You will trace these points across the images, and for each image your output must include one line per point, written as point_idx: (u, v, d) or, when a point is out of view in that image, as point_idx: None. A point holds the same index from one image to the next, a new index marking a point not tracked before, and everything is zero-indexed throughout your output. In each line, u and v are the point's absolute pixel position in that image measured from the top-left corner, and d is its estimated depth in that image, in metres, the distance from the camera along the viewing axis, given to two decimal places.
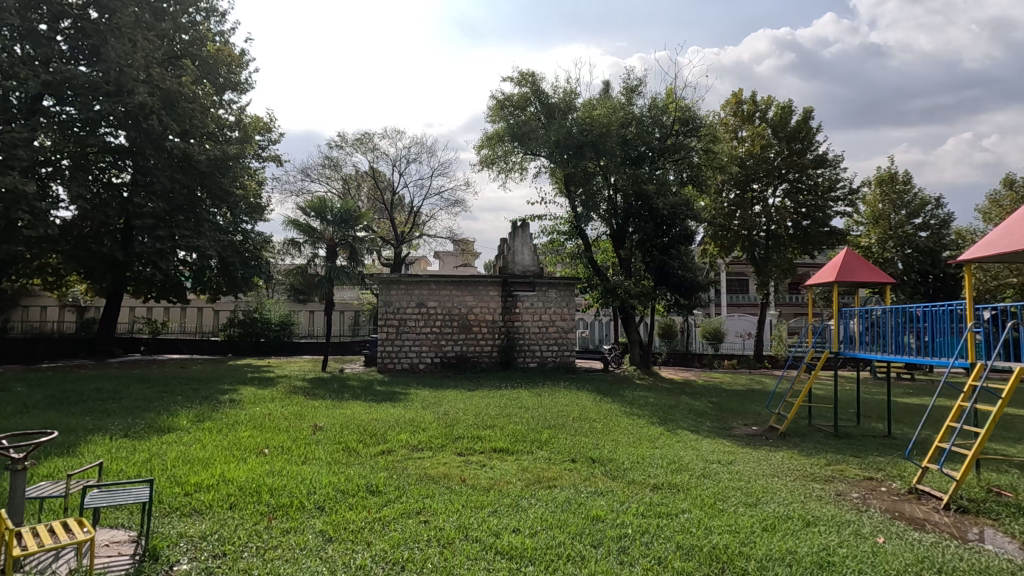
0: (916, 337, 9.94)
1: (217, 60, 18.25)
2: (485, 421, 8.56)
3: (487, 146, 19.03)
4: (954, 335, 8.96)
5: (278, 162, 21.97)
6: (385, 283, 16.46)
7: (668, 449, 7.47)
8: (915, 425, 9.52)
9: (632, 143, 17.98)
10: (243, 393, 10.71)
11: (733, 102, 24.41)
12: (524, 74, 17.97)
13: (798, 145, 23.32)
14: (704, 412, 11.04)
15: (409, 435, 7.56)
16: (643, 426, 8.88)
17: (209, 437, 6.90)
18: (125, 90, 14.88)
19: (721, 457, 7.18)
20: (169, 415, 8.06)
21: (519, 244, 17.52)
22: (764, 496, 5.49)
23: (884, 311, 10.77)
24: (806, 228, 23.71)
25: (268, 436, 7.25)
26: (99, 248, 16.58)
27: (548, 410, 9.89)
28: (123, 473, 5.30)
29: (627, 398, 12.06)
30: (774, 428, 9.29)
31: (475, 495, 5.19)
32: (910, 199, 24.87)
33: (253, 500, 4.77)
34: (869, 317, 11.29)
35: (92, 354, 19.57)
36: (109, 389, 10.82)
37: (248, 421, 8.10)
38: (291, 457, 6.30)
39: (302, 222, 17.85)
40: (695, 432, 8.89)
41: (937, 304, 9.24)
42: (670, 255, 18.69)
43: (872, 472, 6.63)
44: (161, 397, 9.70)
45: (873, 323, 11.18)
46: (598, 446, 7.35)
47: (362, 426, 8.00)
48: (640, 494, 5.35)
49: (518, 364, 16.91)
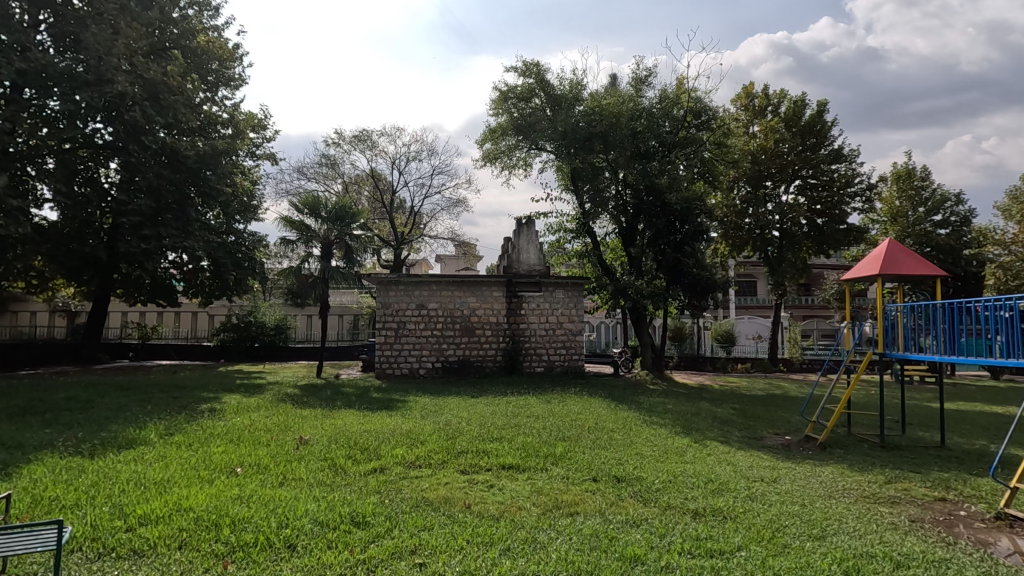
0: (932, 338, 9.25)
1: (208, 53, 17.50)
2: (490, 432, 7.64)
3: (490, 141, 18.32)
4: (977, 334, 8.31)
5: (273, 160, 21.18)
6: (384, 283, 15.58)
7: (702, 465, 6.55)
8: (969, 435, 8.58)
9: (641, 136, 17.14)
10: (227, 401, 9.86)
11: (743, 97, 23.66)
12: (528, 64, 17.19)
13: (812, 141, 22.35)
14: (728, 420, 10.14)
15: (405, 449, 6.67)
16: (667, 437, 7.96)
17: (175, 455, 6.00)
18: (105, 79, 14.03)
19: (762, 474, 6.26)
20: (137, 427, 7.19)
21: (524, 242, 16.67)
22: (829, 526, 4.58)
23: (897, 310, 10.13)
24: (821, 227, 22.83)
25: (245, 451, 6.35)
26: (80, 248, 15.75)
27: (560, 419, 8.97)
28: (58, 501, 4.40)
29: (643, 405, 11.16)
30: (812, 438, 8.39)
31: (482, 527, 4.28)
32: (928, 195, 24.02)
33: (209, 537, 3.87)
34: (884, 317, 10.51)
35: (77, 361, 18.71)
36: (83, 397, 9.98)
37: (226, 433, 7.21)
38: (267, 478, 5.40)
39: (295, 220, 16.98)
40: (726, 443, 7.97)
41: (959, 300, 8.57)
42: (685, 253, 17.10)
43: (943, 492, 5.74)
44: (136, 406, 8.86)
45: (889, 323, 10.42)
46: (622, 462, 6.45)
47: (353, 439, 7.10)
48: (681, 525, 4.44)
49: (523, 369, 16.00)
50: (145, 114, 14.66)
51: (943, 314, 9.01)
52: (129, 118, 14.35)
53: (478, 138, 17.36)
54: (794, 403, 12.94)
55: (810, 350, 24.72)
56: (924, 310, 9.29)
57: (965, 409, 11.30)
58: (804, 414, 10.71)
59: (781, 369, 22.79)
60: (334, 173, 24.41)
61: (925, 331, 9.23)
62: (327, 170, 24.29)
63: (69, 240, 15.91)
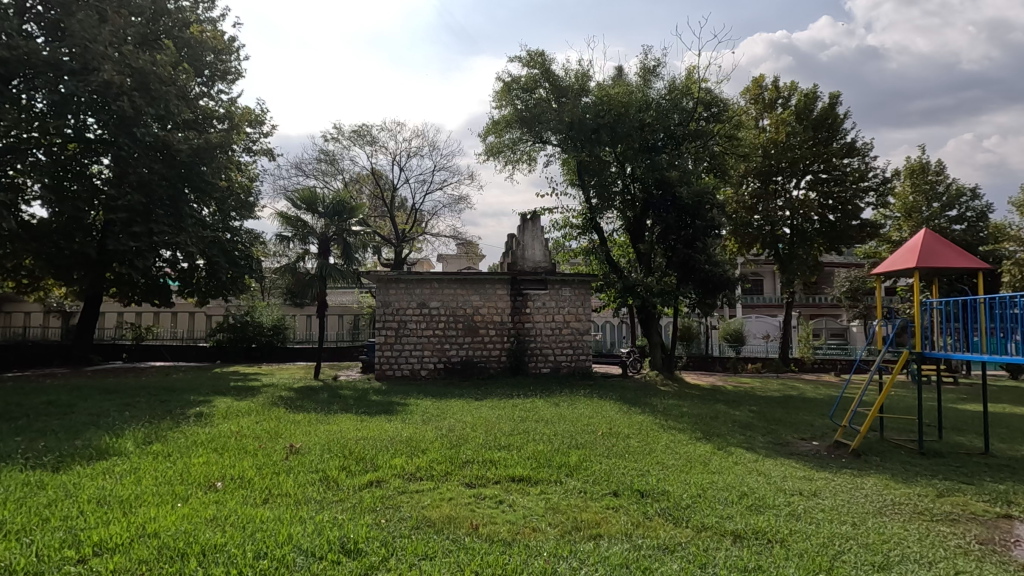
0: (948, 339, 8.69)
1: (202, 44, 16.97)
2: (497, 439, 7.05)
3: (494, 134, 17.75)
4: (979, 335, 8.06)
5: (270, 156, 20.64)
6: (384, 281, 14.99)
7: (730, 476, 5.96)
8: (1012, 441, 7.98)
9: (650, 128, 16.56)
10: (216, 405, 9.31)
11: (753, 90, 23.05)
12: (532, 53, 16.61)
13: (824, 134, 21.70)
14: (749, 424, 9.55)
15: (405, 459, 6.08)
16: (688, 444, 7.38)
17: (149, 467, 5.43)
18: (90, 67, 13.48)
19: (799, 486, 5.65)
20: (114, 435, 6.63)
21: (529, 239, 16.11)
22: (892, 552, 3.98)
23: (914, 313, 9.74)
24: (833, 223, 22.20)
25: (230, 462, 5.78)
26: (69, 246, 15.19)
27: (571, 424, 8.38)
28: (3, 526, 3.81)
29: (657, 408, 10.57)
30: (843, 445, 7.80)
31: (493, 555, 3.69)
32: (943, 189, 23.39)
33: (172, 571, 3.28)
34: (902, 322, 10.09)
35: (67, 363, 18.23)
36: (64, 401, 9.41)
37: (210, 441, 6.63)
38: (250, 494, 4.82)
39: (291, 216, 16.43)
40: (751, 450, 7.38)
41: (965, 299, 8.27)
42: (696, 249, 16.47)
43: (1004, 508, 5.14)
44: (118, 410, 8.28)
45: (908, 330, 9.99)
46: (644, 473, 5.87)
47: (347, 447, 6.53)
48: (723, 551, 3.84)
49: (529, 369, 15.42)
50: (134, 105, 14.10)
51: (958, 312, 8.66)
52: (118, 109, 13.79)
53: (482, 130, 16.79)
54: (814, 405, 12.34)
55: (823, 349, 24.08)
56: (940, 307, 8.94)
57: (998, 411, 10.68)
58: (831, 418, 10.08)
59: (792, 369, 22.20)
60: (334, 169, 23.82)
61: (941, 329, 8.88)
62: (326, 166, 23.70)
63: (57, 237, 15.36)
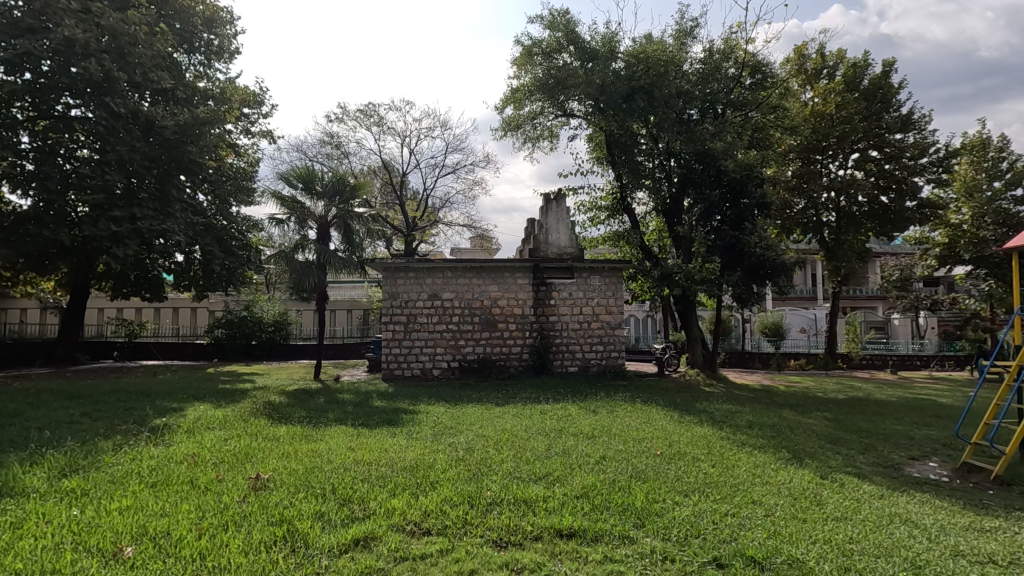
0: None
1: (189, 13, 15.50)
2: (530, 468, 5.30)
3: (512, 105, 16.14)
4: None
5: (270, 137, 19.10)
6: (391, 270, 13.35)
7: (870, 527, 4.16)
8: None
9: (688, 94, 14.70)
10: (189, 414, 7.75)
11: (794, 60, 21.13)
12: (556, 12, 14.83)
13: (876, 105, 19.54)
14: (834, 437, 7.77)
15: (407, 499, 4.39)
16: (786, 473, 5.57)
17: (41, 519, 3.77)
18: (54, 27, 12.06)
19: (984, 546, 3.86)
20: (23, 463, 5.03)
21: (553, 221, 14.38)
22: None
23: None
24: (887, 204, 19.96)
25: (163, 508, 4.12)
26: (42, 232, 13.71)
27: (623, 441, 6.64)
28: None
29: (714, 416, 8.80)
30: (981, 472, 5.96)
31: None
32: (1007, 166, 21.09)
33: None
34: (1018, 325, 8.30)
35: (51, 362, 16.85)
36: (11, 409, 7.98)
37: (150, 471, 5.00)
38: (166, 572, 3.15)
39: (287, 196, 14.82)
40: (864, 480, 5.60)
41: None
42: (744, 230, 14.40)
43: None
44: (63, 423, 6.77)
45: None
46: (750, 524, 4.09)
47: (330, 480, 4.83)
48: None
49: (555, 368, 13.74)
50: (108, 72, 12.67)
51: None
52: (85, 72, 12.37)
53: (500, 101, 15.11)
54: (895, 411, 10.38)
55: (871, 343, 22.03)
56: None
57: None
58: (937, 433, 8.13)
59: (840, 367, 20.20)
60: (340, 154, 22.26)
61: None
62: (331, 151, 22.13)
63: (29, 223, 13.83)
